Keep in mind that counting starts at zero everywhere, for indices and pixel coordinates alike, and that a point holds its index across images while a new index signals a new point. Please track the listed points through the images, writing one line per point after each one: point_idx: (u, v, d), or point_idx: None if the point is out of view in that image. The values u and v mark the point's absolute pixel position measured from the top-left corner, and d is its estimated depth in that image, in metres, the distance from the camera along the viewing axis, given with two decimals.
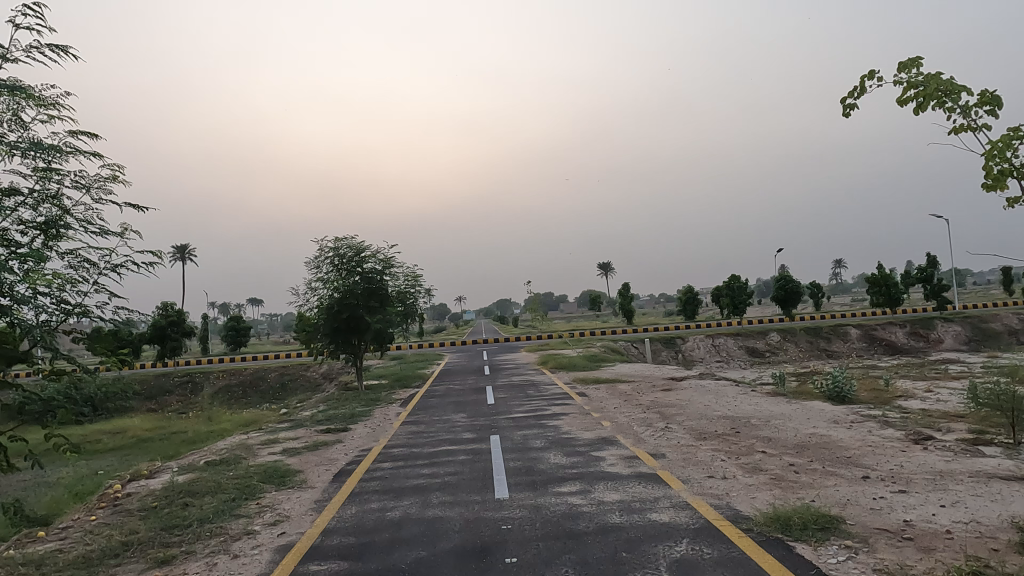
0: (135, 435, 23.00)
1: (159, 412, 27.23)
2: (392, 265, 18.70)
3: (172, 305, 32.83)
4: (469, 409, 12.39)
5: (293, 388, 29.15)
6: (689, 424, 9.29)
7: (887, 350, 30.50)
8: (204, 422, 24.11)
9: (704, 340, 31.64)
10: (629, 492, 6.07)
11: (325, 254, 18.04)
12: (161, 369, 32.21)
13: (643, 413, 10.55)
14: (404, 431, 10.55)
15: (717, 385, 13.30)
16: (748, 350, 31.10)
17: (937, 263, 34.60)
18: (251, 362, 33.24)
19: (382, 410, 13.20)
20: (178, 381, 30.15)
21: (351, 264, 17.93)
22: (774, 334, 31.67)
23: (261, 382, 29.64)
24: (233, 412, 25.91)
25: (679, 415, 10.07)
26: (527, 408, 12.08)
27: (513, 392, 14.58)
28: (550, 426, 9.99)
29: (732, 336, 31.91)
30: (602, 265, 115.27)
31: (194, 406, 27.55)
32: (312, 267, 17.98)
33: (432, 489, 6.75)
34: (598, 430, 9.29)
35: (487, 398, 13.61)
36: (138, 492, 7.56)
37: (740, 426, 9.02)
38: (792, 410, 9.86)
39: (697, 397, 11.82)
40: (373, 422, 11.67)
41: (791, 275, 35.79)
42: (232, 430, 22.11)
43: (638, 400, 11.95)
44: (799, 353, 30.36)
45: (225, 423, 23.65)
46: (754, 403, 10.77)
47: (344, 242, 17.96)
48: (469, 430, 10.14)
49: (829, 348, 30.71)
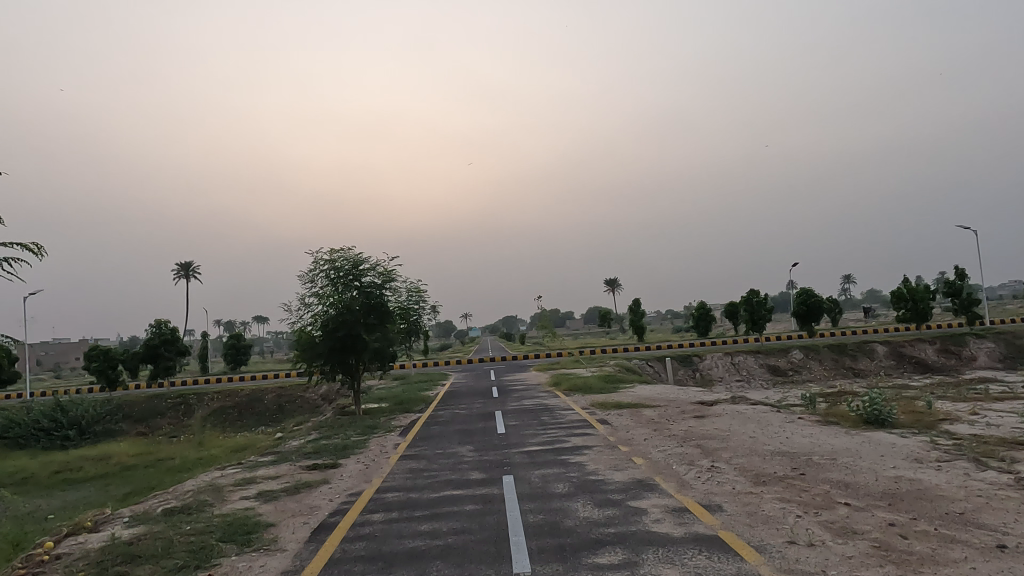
0: (120, 461, 21.57)
1: (149, 437, 25.78)
2: (393, 279, 17.38)
3: (166, 322, 31.39)
4: (477, 439, 10.89)
5: (291, 411, 27.68)
6: (740, 463, 7.78)
7: (917, 368, 28.88)
8: (195, 448, 22.69)
9: (723, 358, 30.06)
10: (692, 567, 4.59)
11: (320, 267, 16.71)
12: (155, 390, 30.79)
13: (680, 447, 9.04)
14: (401, 468, 9.08)
15: (757, 411, 11.78)
16: (770, 368, 29.51)
17: (967, 275, 32.95)
18: (248, 383, 31.81)
19: (378, 441, 11.71)
20: (171, 402, 28.72)
21: (349, 276, 16.66)
22: (796, 352, 30.11)
23: (258, 404, 28.20)
24: (226, 436, 24.50)
25: (723, 450, 8.56)
26: (543, 439, 10.59)
27: (525, 418, 13.11)
28: (571, 463, 8.52)
29: (752, 354, 30.33)
30: (608, 280, 113.82)
31: (186, 430, 26.12)
32: (306, 281, 16.62)
33: (433, 557, 5.27)
34: (631, 471, 7.80)
35: (496, 427, 12.14)
36: (69, 555, 6.13)
37: (803, 466, 7.51)
38: (858, 445, 8.32)
39: (738, 427, 10.32)
40: (367, 456, 10.17)
41: (814, 290, 34.20)
42: (222, 457, 20.66)
43: (670, 430, 10.44)
44: (825, 372, 28.78)
45: (216, 449, 22.20)
46: (808, 435, 9.26)
47: (341, 254, 16.72)
48: (477, 468, 8.66)
49: (854, 366, 29.11)
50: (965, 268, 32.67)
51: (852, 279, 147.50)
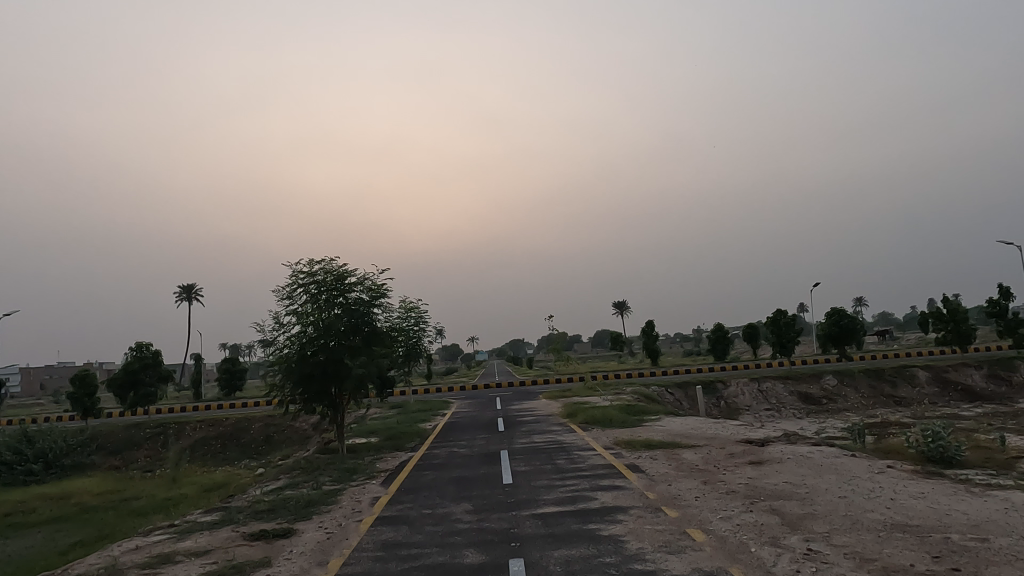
0: (80, 501, 19.23)
1: (120, 472, 23.49)
2: (383, 296, 15.13)
3: (147, 344, 29.21)
4: (477, 494, 8.54)
5: (278, 443, 25.28)
6: (849, 546, 5.41)
7: (964, 396, 26.33)
8: (166, 486, 20.35)
9: (749, 385, 27.57)
10: None
11: (299, 282, 14.50)
12: (134, 419, 28.49)
13: (749, 512, 6.68)
14: (372, 540, 6.73)
15: (828, 456, 9.39)
16: (801, 396, 26.98)
17: (1013, 295, 30.46)
18: (234, 411, 29.46)
19: (353, 495, 9.33)
20: (149, 432, 26.42)
21: (331, 293, 14.45)
22: (829, 377, 27.64)
23: (242, 434, 25.87)
24: (203, 472, 22.14)
25: (814, 521, 6.19)
26: (562, 494, 8.24)
27: (538, 461, 10.77)
28: (602, 538, 6.13)
29: (781, 380, 27.83)
30: (617, 302, 111.33)
31: (161, 464, 23.78)
32: (283, 298, 14.41)
33: None
34: (693, 556, 5.45)
35: (502, 475, 9.79)
36: None
37: (945, 552, 5.15)
38: (1007, 518, 5.94)
39: (815, 480, 7.94)
40: (333, 519, 7.79)
41: (845, 311, 31.68)
42: (192, 497, 18.33)
43: (725, 484, 8.06)
44: (863, 400, 26.25)
45: (189, 487, 19.86)
46: (919, 496, 6.88)
47: (323, 266, 14.52)
48: (477, 543, 6.32)
49: (895, 394, 26.57)
50: (1010, 287, 30.24)
51: (865, 303, 144.85)
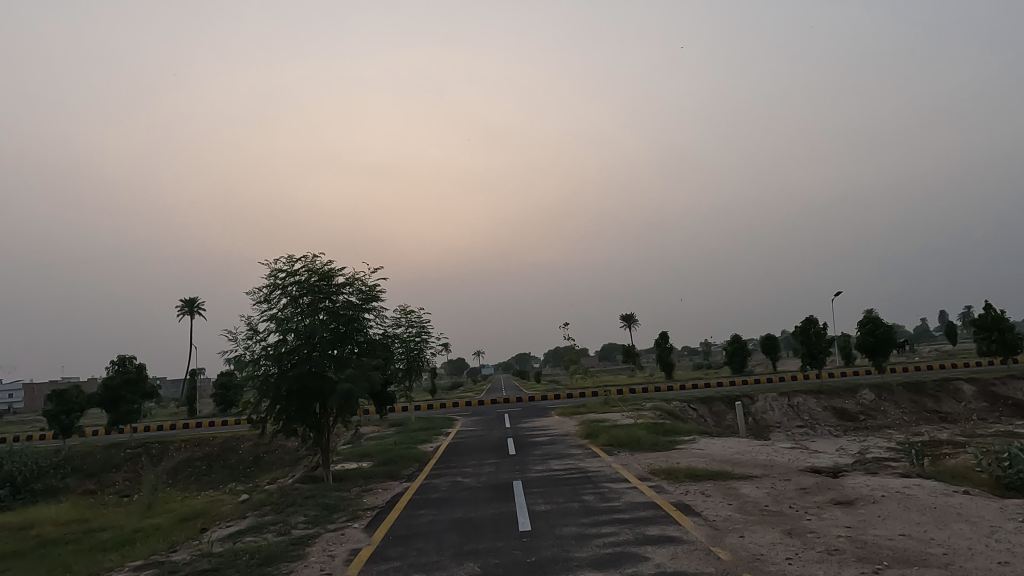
0: (41, 532, 17.24)
1: (93, 497, 21.49)
2: (376, 298, 13.14)
3: (130, 358, 27.31)
4: (487, 549, 6.48)
5: (267, 464, 23.26)
6: None
7: (1015, 411, 24.20)
8: (139, 514, 18.33)
9: (779, 400, 25.43)
10: None
11: (278, 283, 12.56)
12: (115, 439, 26.52)
13: None
14: None
15: (936, 495, 7.33)
16: (836, 412, 24.82)
17: None
18: (222, 430, 27.46)
19: (326, 546, 7.28)
20: (130, 453, 24.43)
21: (315, 296, 12.50)
22: (866, 391, 25.45)
23: (230, 455, 23.88)
24: (182, 498, 20.13)
25: None
26: (599, 549, 6.18)
27: (561, 497, 8.72)
28: None
29: (813, 395, 25.68)
30: (625, 315, 109.55)
31: (138, 489, 21.77)
32: (258, 301, 12.45)
33: None
34: None
35: (518, 517, 7.73)
36: None
37: None
38: None
39: (942, 533, 5.87)
40: None
41: (881, 320, 29.51)
42: (164, 527, 16.30)
43: (819, 537, 6.00)
44: (904, 416, 24.08)
45: (163, 515, 17.84)
46: None
47: (306, 265, 12.59)
48: None
49: (939, 410, 24.42)
50: None
51: None
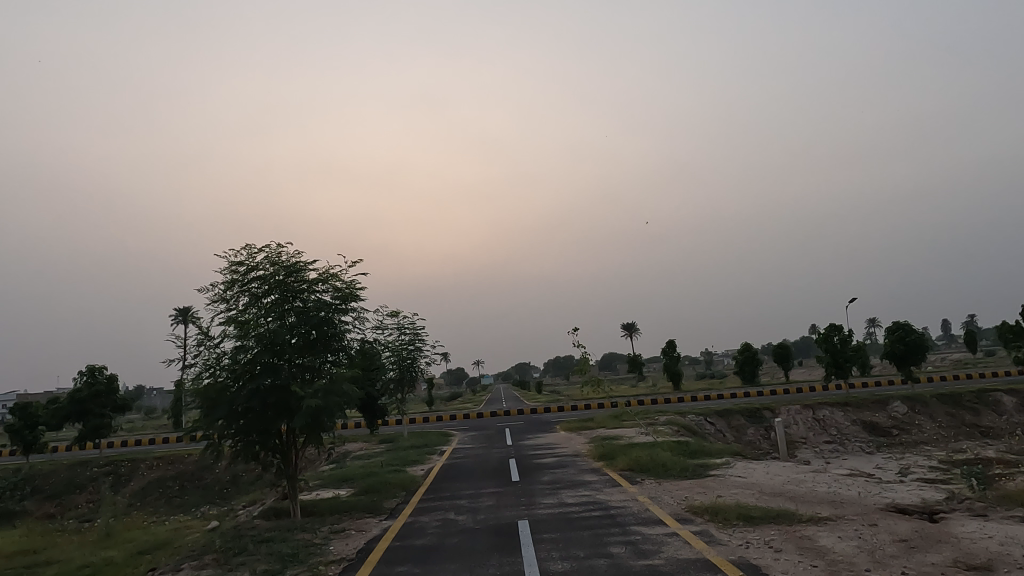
0: None
1: (51, 523, 19.41)
2: (355, 298, 11.16)
3: (99, 369, 25.21)
4: None
5: (245, 485, 21.21)
6: None
7: None
8: (94, 545, 16.27)
9: (803, 413, 23.43)
10: None
11: (237, 280, 10.60)
12: (82, 456, 24.44)
13: None
14: None
15: None
16: (867, 426, 22.79)
17: None
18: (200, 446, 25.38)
19: None
20: (96, 472, 22.36)
21: (280, 293, 10.54)
22: (898, 403, 23.41)
23: (205, 474, 21.83)
24: (147, 524, 18.07)
25: None
26: None
27: (581, 548, 6.70)
28: None
29: (841, 407, 23.65)
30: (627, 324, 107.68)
31: (100, 514, 19.67)
32: (214, 301, 10.49)
33: None
34: None
35: None
36: None
37: None
38: None
39: None
40: None
41: (911, 327, 27.55)
42: (116, 561, 14.25)
43: None
44: (941, 431, 22.08)
45: (120, 546, 15.79)
46: None
47: (271, 257, 10.63)
48: None
49: (979, 424, 22.42)
50: None
51: None
